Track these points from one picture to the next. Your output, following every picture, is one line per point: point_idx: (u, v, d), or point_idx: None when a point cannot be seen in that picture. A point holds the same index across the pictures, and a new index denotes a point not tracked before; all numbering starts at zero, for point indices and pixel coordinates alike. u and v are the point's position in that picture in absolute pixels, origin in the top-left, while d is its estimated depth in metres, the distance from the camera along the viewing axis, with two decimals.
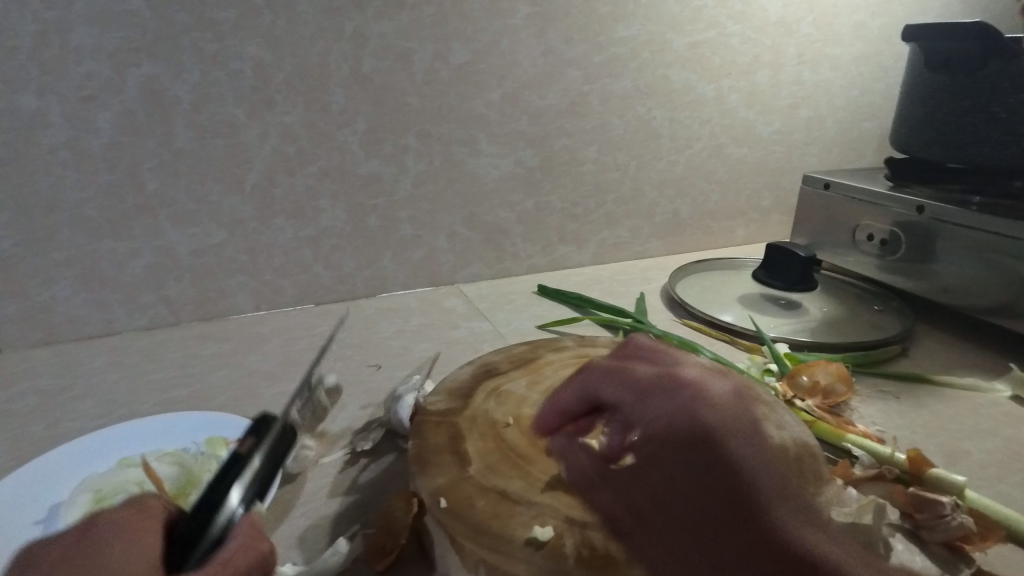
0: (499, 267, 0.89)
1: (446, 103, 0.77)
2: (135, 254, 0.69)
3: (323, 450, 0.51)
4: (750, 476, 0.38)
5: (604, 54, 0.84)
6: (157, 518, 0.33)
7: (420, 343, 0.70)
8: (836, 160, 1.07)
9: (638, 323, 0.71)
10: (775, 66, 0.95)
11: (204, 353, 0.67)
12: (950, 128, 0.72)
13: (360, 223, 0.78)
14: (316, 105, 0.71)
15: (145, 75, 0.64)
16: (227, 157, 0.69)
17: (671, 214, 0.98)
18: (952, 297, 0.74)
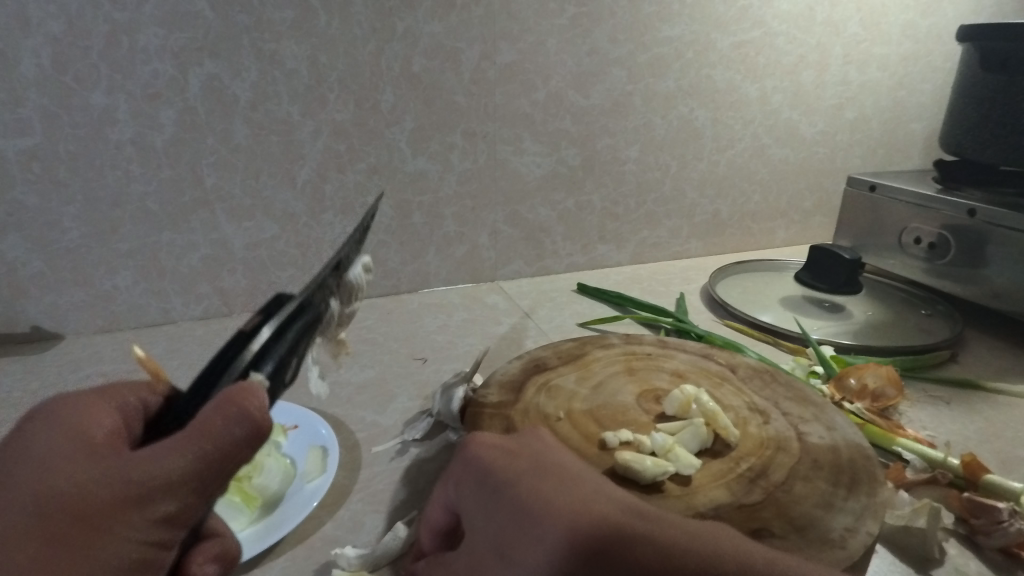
0: (539, 265, 0.90)
1: (492, 103, 0.78)
2: (193, 246, 0.72)
3: (376, 440, 0.52)
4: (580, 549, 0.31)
5: (648, 54, 0.84)
6: (137, 405, 0.33)
7: (464, 338, 0.71)
8: (881, 161, 1.05)
9: (680, 322, 0.71)
10: (821, 67, 0.94)
11: None
12: (1006, 130, 0.70)
13: (406, 219, 0.80)
14: (367, 104, 0.73)
15: (207, 75, 0.66)
16: (281, 154, 0.72)
17: (711, 214, 0.98)
18: (1005, 303, 0.73)
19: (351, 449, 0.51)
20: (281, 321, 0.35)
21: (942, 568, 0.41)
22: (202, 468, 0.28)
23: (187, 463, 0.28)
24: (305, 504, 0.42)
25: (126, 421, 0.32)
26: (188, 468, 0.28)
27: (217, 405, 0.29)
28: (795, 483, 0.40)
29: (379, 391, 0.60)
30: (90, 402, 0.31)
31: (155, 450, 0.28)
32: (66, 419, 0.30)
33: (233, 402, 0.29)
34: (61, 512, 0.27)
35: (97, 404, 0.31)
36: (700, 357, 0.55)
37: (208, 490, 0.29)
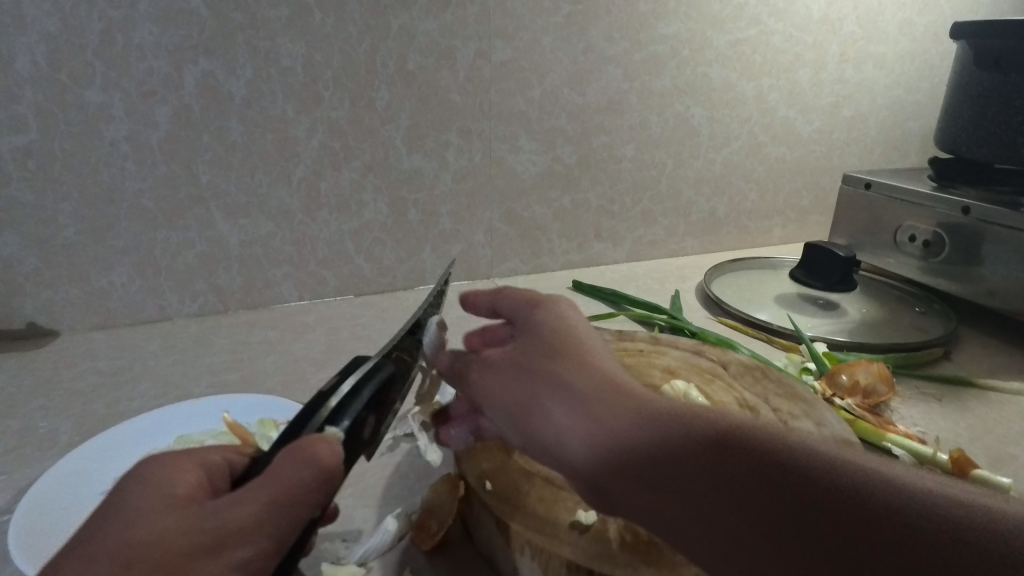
0: (535, 263, 0.90)
1: (487, 100, 0.79)
2: (188, 243, 0.72)
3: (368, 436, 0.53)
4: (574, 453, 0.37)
5: (644, 52, 0.84)
6: (222, 463, 0.31)
7: (459, 335, 0.72)
8: (878, 160, 1.05)
9: (675, 319, 0.72)
10: (818, 65, 0.94)
11: (252, 340, 0.70)
12: (1001, 128, 0.70)
13: (401, 217, 0.80)
14: (362, 101, 0.73)
15: (202, 72, 0.67)
16: (277, 151, 0.72)
17: (707, 212, 0.98)
18: (1000, 301, 0.73)
19: None
20: (367, 371, 0.34)
21: None
22: (275, 513, 0.27)
23: (263, 508, 0.27)
24: None
25: (209, 479, 0.30)
26: (261, 513, 0.27)
27: (290, 450, 0.28)
28: None
29: None
30: (174, 462, 0.30)
31: (235, 498, 0.27)
32: (153, 480, 0.29)
33: (310, 450, 0.28)
34: (139, 562, 0.25)
35: (180, 462, 0.30)
36: (692, 353, 0.55)
37: (284, 539, 0.28)
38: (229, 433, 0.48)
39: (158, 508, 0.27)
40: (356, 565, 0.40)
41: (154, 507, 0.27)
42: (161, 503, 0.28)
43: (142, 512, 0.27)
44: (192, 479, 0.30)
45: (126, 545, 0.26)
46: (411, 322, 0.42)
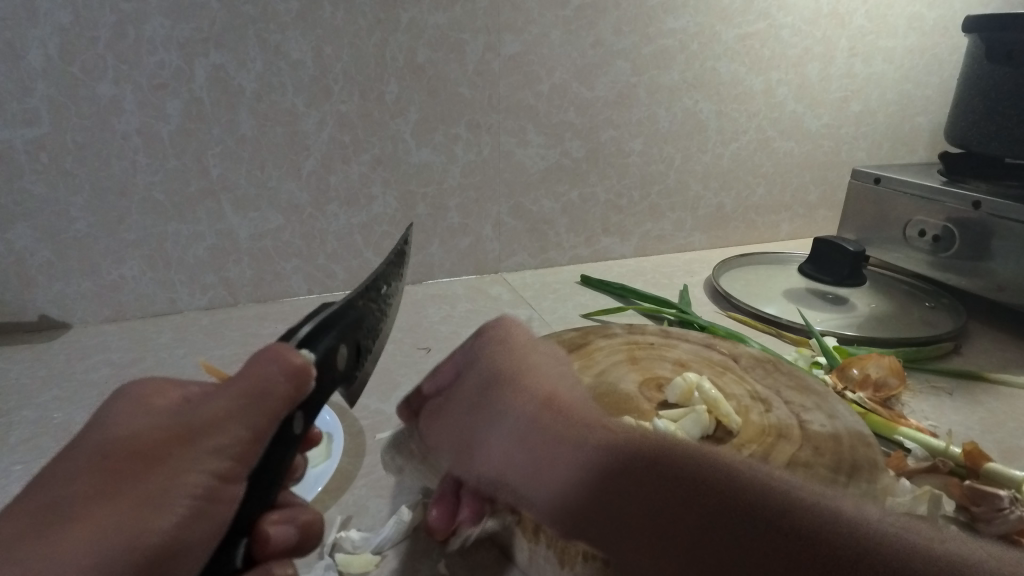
0: (543, 257, 0.90)
1: (496, 94, 0.79)
2: (199, 237, 0.72)
3: (380, 428, 0.53)
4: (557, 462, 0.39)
5: (653, 47, 0.84)
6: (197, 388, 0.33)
7: (468, 328, 0.72)
8: (886, 155, 1.05)
9: (684, 313, 0.72)
10: (827, 59, 0.94)
11: (263, 332, 0.70)
12: (1012, 122, 0.70)
13: (410, 211, 0.80)
14: (371, 95, 0.73)
15: (212, 65, 0.67)
16: (287, 145, 0.72)
17: (715, 207, 0.98)
18: (1010, 296, 0.73)
19: (357, 436, 0.51)
20: (323, 316, 0.35)
21: None
22: (242, 410, 0.30)
23: (231, 405, 0.30)
24: (310, 489, 0.43)
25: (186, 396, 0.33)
26: (229, 410, 0.30)
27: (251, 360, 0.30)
28: (796, 470, 0.40)
29: (384, 380, 0.60)
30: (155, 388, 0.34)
31: (206, 401, 0.31)
32: (138, 395, 0.33)
33: (271, 357, 0.31)
34: (121, 454, 0.30)
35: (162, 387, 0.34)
36: (702, 346, 0.55)
37: (258, 432, 0.30)
38: None
39: (141, 415, 0.32)
40: (372, 554, 0.41)
41: (139, 416, 0.31)
42: (142, 411, 0.32)
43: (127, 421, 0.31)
44: (176, 395, 0.33)
45: (110, 442, 0.30)
46: (374, 275, 0.41)
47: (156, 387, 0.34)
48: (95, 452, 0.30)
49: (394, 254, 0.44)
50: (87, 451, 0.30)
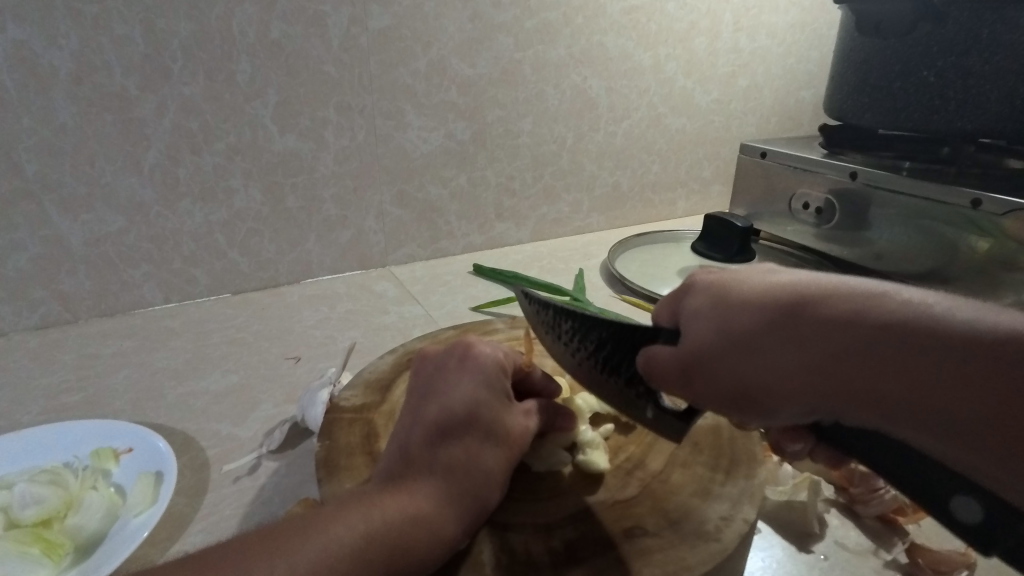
0: (434, 248, 0.85)
1: (367, 73, 0.72)
2: (18, 246, 0.62)
3: (228, 459, 0.46)
4: (740, 372, 0.33)
5: (536, 20, 0.79)
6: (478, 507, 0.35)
7: (346, 331, 0.66)
8: (774, 129, 1.06)
9: (576, 301, 0.69)
10: (712, 34, 0.93)
11: (104, 352, 0.61)
12: (882, 94, 0.71)
13: (278, 204, 0.72)
14: (220, 75, 0.65)
15: (11, 41, 0.56)
16: (121, 135, 0.63)
17: (612, 186, 0.96)
18: (886, 264, 0.75)
19: (200, 470, 0.45)
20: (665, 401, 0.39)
21: (822, 542, 0.41)
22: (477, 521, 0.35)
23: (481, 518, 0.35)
24: (133, 537, 0.38)
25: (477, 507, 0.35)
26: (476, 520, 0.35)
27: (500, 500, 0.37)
28: (672, 473, 0.40)
29: (241, 399, 0.53)
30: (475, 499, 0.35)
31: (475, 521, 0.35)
32: (476, 517, 0.35)
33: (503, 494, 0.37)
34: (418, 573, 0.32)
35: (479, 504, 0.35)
36: None
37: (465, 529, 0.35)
38: (48, 473, 0.42)
39: (480, 389, 0.39)
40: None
41: (498, 392, 0.39)
42: (500, 400, 0.39)
43: (457, 392, 0.38)
44: (480, 513, 0.35)
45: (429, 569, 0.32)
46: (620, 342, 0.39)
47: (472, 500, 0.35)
48: (497, 427, 0.38)
49: (553, 306, 0.42)
50: (511, 439, 0.38)
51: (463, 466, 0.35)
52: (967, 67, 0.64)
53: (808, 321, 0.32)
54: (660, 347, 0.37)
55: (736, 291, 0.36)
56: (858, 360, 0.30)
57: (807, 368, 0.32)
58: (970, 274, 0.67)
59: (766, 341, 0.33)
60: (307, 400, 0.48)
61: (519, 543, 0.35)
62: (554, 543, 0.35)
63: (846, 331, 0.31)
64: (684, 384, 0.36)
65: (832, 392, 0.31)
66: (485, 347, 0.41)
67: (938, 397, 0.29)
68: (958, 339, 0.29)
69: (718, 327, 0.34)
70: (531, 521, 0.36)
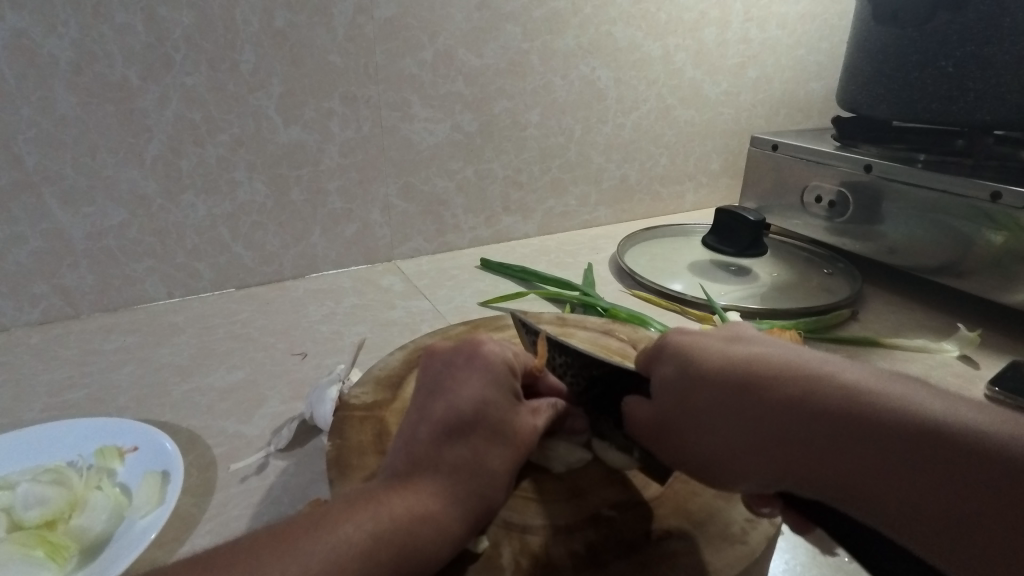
0: (441, 241, 0.84)
1: (373, 63, 0.70)
2: (18, 239, 0.61)
3: (235, 458, 0.45)
4: (703, 441, 0.34)
5: (543, 10, 0.78)
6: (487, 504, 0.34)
7: (353, 326, 0.65)
8: (783, 121, 1.05)
9: (586, 296, 0.68)
10: (722, 24, 0.91)
11: (107, 348, 0.60)
12: (898, 84, 0.70)
13: (283, 197, 0.71)
14: (223, 65, 0.63)
15: (10, 30, 0.55)
16: (122, 126, 0.61)
17: (619, 179, 0.94)
18: (900, 258, 0.74)
19: (207, 469, 0.44)
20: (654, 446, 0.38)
21: (846, 544, 0.40)
22: (486, 519, 0.34)
23: (490, 516, 0.34)
24: (140, 539, 0.37)
25: (485, 504, 0.34)
26: (485, 519, 0.34)
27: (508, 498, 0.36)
28: None
29: (248, 396, 0.52)
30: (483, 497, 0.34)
31: (485, 518, 0.34)
32: (484, 514, 0.34)
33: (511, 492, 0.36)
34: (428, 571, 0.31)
35: (487, 501, 0.34)
36: (599, 333, 0.55)
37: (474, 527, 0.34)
38: (52, 472, 0.41)
39: (488, 387, 0.38)
40: None
41: (505, 388, 0.38)
42: (509, 398, 0.38)
43: (464, 390, 0.37)
44: (489, 509, 0.34)
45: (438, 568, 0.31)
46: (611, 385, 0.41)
47: (481, 497, 0.34)
48: (504, 425, 0.37)
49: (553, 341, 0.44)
50: (519, 437, 0.37)
51: (471, 463, 0.35)
52: (986, 57, 0.62)
53: (756, 397, 0.33)
54: (639, 401, 0.38)
55: (700, 358, 0.36)
56: (806, 437, 0.30)
57: (761, 445, 0.32)
58: (987, 268, 0.66)
59: (720, 414, 0.34)
60: (316, 398, 0.47)
61: (539, 545, 0.34)
62: (575, 546, 0.34)
63: (794, 410, 0.31)
64: (655, 443, 0.37)
65: (783, 473, 0.31)
66: (494, 345, 0.40)
67: (875, 478, 0.28)
68: (900, 428, 0.28)
69: (684, 391, 0.36)
70: (551, 523, 0.35)
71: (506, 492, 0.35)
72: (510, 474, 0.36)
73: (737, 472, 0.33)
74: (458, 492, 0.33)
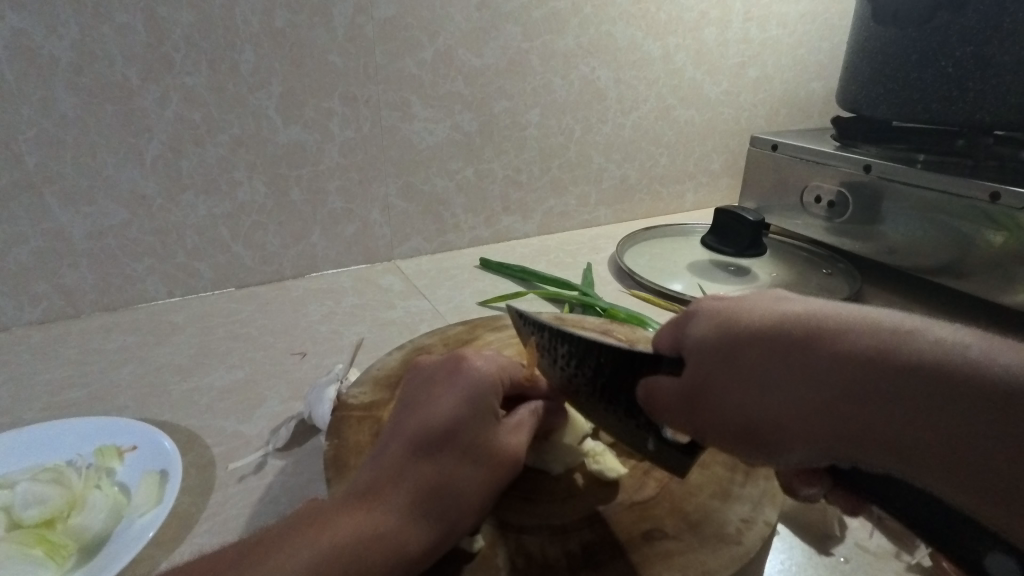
0: (440, 241, 0.84)
1: (373, 63, 0.71)
2: (19, 239, 0.61)
3: (234, 457, 0.45)
4: (740, 405, 0.31)
5: (543, 10, 0.78)
6: (446, 529, 0.32)
7: (353, 326, 0.65)
8: (783, 121, 1.05)
9: (585, 296, 0.68)
10: (723, 24, 0.91)
11: (107, 347, 0.60)
12: (899, 84, 0.70)
13: (283, 197, 0.71)
14: (223, 65, 0.63)
15: (11, 30, 0.55)
16: (122, 126, 0.62)
17: (619, 179, 0.94)
18: (900, 259, 0.74)
19: (206, 469, 0.44)
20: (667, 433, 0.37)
21: (843, 544, 0.40)
22: (446, 544, 0.33)
23: (450, 541, 0.33)
24: (138, 538, 0.37)
25: (443, 529, 0.32)
26: (444, 543, 0.32)
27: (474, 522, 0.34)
28: (692, 473, 0.40)
29: (247, 396, 0.52)
30: (442, 521, 0.32)
31: (443, 544, 0.32)
32: (442, 539, 0.32)
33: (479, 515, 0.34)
34: None
35: (448, 525, 0.33)
36: (599, 333, 0.55)
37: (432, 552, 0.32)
38: (51, 471, 0.41)
39: (466, 403, 0.36)
40: None
41: (485, 404, 0.37)
42: (487, 416, 0.36)
43: (440, 405, 0.36)
44: (449, 534, 0.33)
45: None
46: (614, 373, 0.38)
47: (439, 521, 0.32)
48: (476, 445, 0.35)
49: (553, 330, 0.40)
50: (494, 457, 0.35)
51: (435, 484, 0.33)
52: (986, 57, 0.62)
53: (802, 357, 0.30)
54: (660, 376, 0.35)
55: (746, 316, 0.33)
56: (862, 399, 0.27)
57: (809, 408, 0.29)
58: (987, 268, 0.66)
59: (763, 372, 0.30)
60: (315, 398, 0.47)
61: (535, 546, 0.34)
62: (570, 546, 0.34)
63: (859, 364, 0.28)
64: (686, 414, 0.34)
65: (835, 437, 0.28)
66: (478, 359, 0.39)
67: (942, 440, 0.26)
68: (984, 381, 0.25)
69: (721, 355, 0.32)
70: (546, 525, 0.36)
71: (473, 516, 0.34)
72: (478, 496, 0.34)
73: (781, 437, 0.30)
74: (415, 515, 0.32)
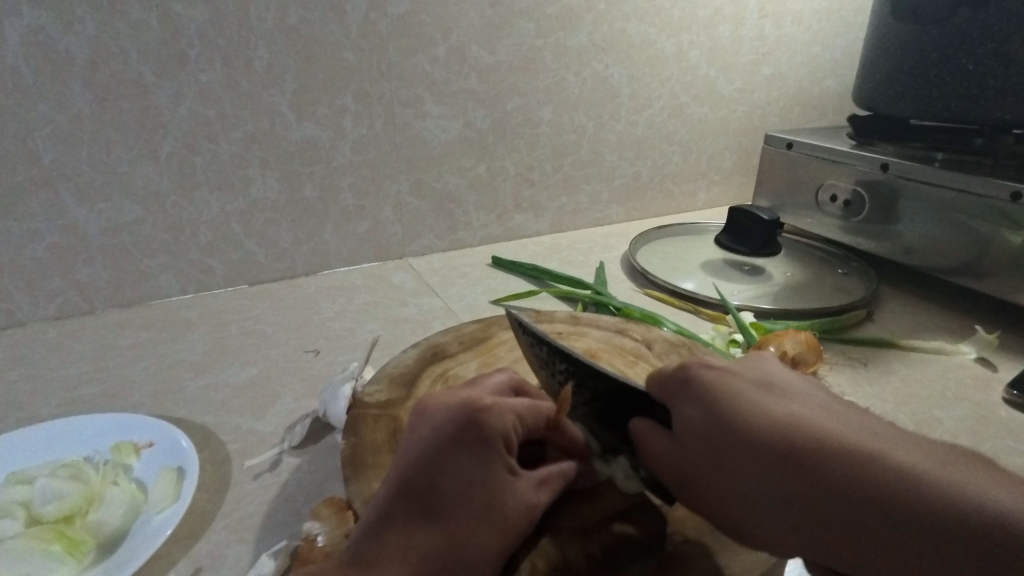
0: (452, 239, 0.84)
1: (386, 61, 0.70)
2: (34, 235, 0.61)
3: (249, 454, 0.45)
4: (726, 498, 0.34)
5: (556, 6, 0.77)
6: None
7: (365, 323, 0.65)
8: (797, 119, 1.04)
9: (598, 295, 0.68)
10: (737, 21, 0.90)
11: (122, 343, 0.61)
12: (918, 82, 0.69)
13: (296, 194, 0.71)
14: (237, 61, 0.63)
15: (27, 27, 0.55)
16: (137, 123, 0.62)
17: (632, 176, 0.94)
18: (916, 258, 0.73)
19: (222, 466, 0.44)
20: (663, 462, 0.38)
21: None
22: None
23: None
24: (156, 535, 0.37)
25: None
26: None
27: None
28: None
29: (261, 393, 0.52)
30: None
31: None
32: None
33: None
34: None
35: None
36: (613, 332, 0.55)
37: None
38: (69, 467, 0.41)
39: (476, 463, 0.33)
40: None
41: (499, 463, 0.34)
42: (502, 474, 0.34)
43: (448, 465, 0.33)
44: None
45: None
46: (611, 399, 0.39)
47: None
48: (489, 512, 0.33)
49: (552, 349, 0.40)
50: (507, 523, 0.33)
51: (438, 557, 0.31)
52: (1009, 54, 0.61)
53: (772, 464, 0.32)
54: (656, 426, 0.37)
55: (734, 399, 0.35)
56: (823, 509, 0.30)
57: (781, 513, 0.31)
58: (1005, 268, 0.65)
59: (742, 475, 0.33)
60: (330, 395, 0.47)
61: (555, 548, 0.34)
62: (591, 548, 0.34)
63: (827, 477, 0.30)
64: (679, 472, 0.36)
65: (806, 540, 0.31)
66: (496, 411, 0.35)
67: (891, 559, 0.28)
68: (953, 514, 0.28)
69: (710, 441, 0.34)
70: (562, 526, 0.35)
71: None
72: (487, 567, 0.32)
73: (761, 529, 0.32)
74: None
